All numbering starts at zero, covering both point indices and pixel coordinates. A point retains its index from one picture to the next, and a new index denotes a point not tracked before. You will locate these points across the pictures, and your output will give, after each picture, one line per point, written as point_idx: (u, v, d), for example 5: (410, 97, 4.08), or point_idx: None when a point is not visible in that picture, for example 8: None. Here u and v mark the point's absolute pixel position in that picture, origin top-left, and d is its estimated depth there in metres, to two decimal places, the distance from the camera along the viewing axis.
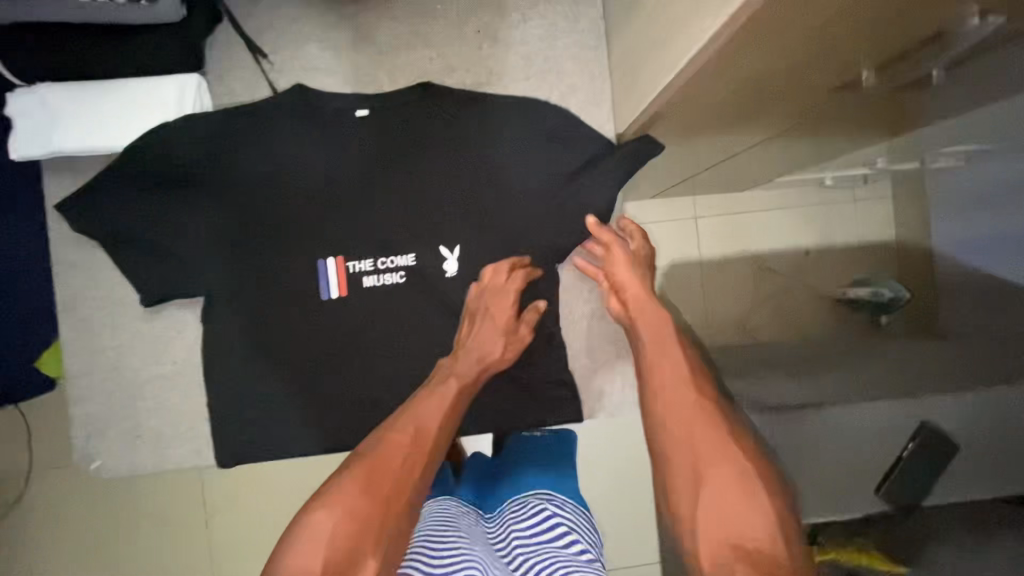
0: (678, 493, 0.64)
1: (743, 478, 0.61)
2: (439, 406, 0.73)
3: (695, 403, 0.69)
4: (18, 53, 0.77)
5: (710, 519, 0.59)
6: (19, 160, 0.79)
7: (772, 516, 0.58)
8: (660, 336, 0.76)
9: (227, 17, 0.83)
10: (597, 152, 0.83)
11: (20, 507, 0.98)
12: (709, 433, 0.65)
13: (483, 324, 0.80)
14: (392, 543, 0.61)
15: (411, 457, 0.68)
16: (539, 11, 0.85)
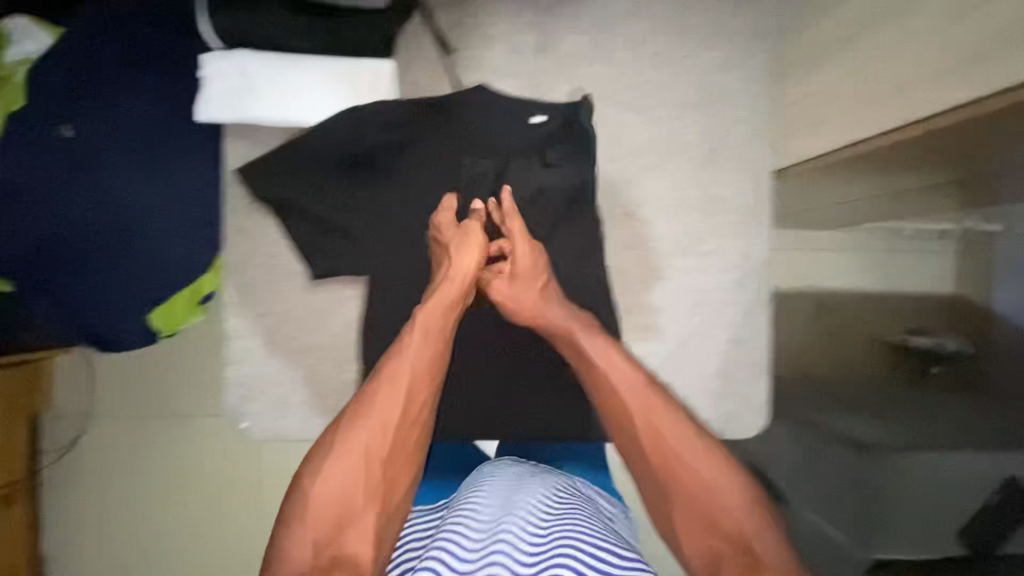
0: (658, 501, 0.66)
1: (717, 472, 0.66)
2: (414, 348, 0.73)
3: (634, 410, 0.70)
4: (222, 17, 0.77)
5: (690, 517, 0.63)
6: (207, 121, 0.81)
7: (739, 503, 0.64)
8: (592, 338, 0.78)
9: (421, 11, 0.84)
10: (749, 192, 0.89)
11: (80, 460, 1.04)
12: (656, 413, 0.70)
13: (448, 267, 0.79)
14: (385, 499, 0.62)
15: (391, 411, 0.67)
16: (717, 43, 0.88)
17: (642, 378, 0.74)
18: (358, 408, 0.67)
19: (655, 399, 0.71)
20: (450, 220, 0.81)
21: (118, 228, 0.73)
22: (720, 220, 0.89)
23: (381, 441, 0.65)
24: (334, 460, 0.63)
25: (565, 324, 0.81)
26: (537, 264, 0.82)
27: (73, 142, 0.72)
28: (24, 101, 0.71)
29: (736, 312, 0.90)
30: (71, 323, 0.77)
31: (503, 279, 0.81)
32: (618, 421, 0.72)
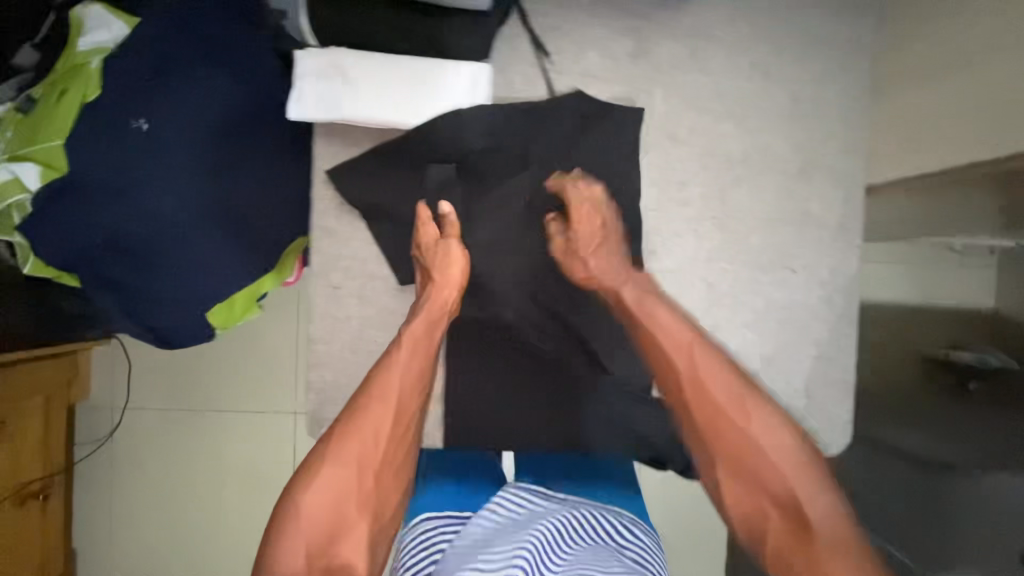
0: (709, 466, 0.73)
1: (767, 434, 0.71)
2: (402, 363, 0.77)
3: (684, 375, 0.74)
4: (329, 17, 0.78)
5: (744, 484, 0.70)
6: (300, 120, 0.79)
7: (792, 471, 0.69)
8: (644, 300, 0.78)
9: (518, 12, 0.82)
10: (843, 206, 0.87)
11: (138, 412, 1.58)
12: (710, 382, 0.73)
13: (432, 286, 0.80)
14: (377, 508, 0.71)
15: (381, 428, 0.74)
16: (815, 53, 0.86)
17: (693, 338, 0.76)
18: (348, 425, 0.73)
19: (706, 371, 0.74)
20: (428, 229, 0.81)
21: (176, 219, 0.93)
22: (813, 234, 0.87)
23: (374, 456, 0.72)
24: (325, 474, 0.70)
25: (619, 280, 0.80)
26: (593, 219, 0.81)
27: (145, 133, 0.91)
28: (96, 91, 0.91)
29: (824, 329, 0.88)
30: (126, 306, 0.98)
31: (559, 236, 0.83)
32: (668, 384, 0.76)
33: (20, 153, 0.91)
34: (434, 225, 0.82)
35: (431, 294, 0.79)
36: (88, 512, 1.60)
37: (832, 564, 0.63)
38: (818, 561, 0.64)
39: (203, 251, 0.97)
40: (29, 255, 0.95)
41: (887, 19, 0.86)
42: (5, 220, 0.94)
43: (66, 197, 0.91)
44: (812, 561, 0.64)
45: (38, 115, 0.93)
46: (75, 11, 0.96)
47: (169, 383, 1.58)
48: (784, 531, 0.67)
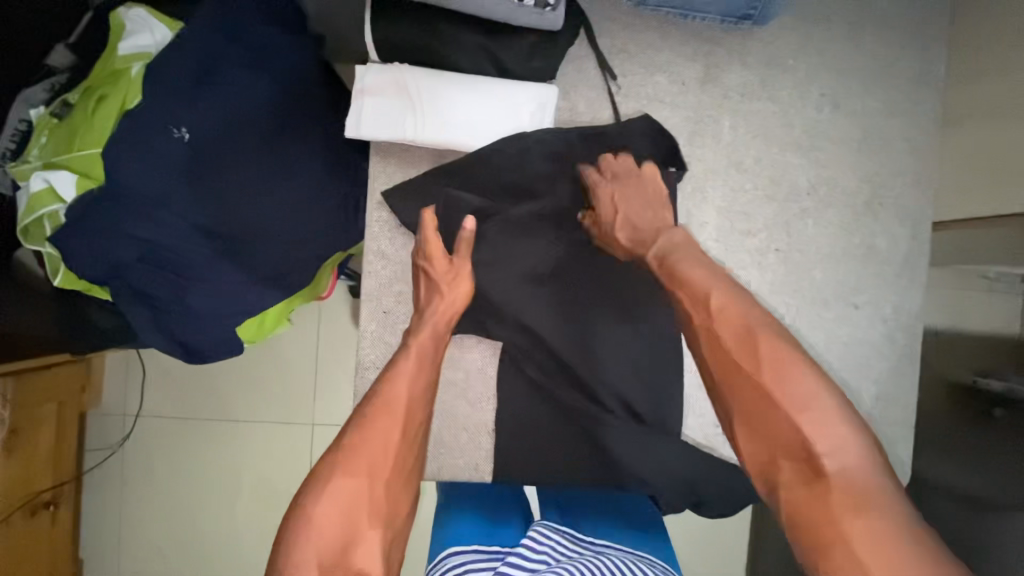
0: (724, 422, 0.64)
1: (782, 376, 0.59)
2: (410, 371, 0.73)
3: (698, 321, 0.68)
4: (391, 31, 0.74)
5: (751, 429, 0.60)
6: (359, 139, 0.75)
7: (808, 411, 0.57)
8: (671, 256, 0.72)
9: (587, 32, 0.79)
10: (907, 242, 0.85)
11: (163, 426, 1.52)
12: (721, 321, 0.65)
13: (438, 301, 0.76)
14: (388, 516, 0.65)
15: (390, 436, 0.68)
16: (885, 84, 0.84)
17: (711, 278, 0.68)
18: (357, 432, 0.68)
19: (710, 309, 0.66)
20: (440, 243, 0.76)
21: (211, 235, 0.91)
22: (876, 270, 0.85)
23: (383, 461, 0.67)
24: (337, 484, 0.64)
25: (649, 245, 0.76)
26: (621, 198, 0.77)
27: (187, 144, 0.88)
28: (136, 98, 0.88)
29: (886, 367, 0.86)
30: (159, 323, 0.94)
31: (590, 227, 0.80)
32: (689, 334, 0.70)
33: (55, 161, 0.88)
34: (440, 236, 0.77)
35: (436, 308, 0.75)
36: (97, 526, 1.52)
37: (848, 520, 0.50)
38: (832, 517, 0.51)
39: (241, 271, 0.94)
40: (59, 266, 0.91)
41: (959, 51, 0.83)
42: (36, 229, 0.90)
43: (101, 209, 0.86)
44: (827, 518, 0.51)
45: (75, 121, 0.89)
46: (115, 13, 0.92)
47: (181, 393, 1.52)
48: (797, 483, 0.55)
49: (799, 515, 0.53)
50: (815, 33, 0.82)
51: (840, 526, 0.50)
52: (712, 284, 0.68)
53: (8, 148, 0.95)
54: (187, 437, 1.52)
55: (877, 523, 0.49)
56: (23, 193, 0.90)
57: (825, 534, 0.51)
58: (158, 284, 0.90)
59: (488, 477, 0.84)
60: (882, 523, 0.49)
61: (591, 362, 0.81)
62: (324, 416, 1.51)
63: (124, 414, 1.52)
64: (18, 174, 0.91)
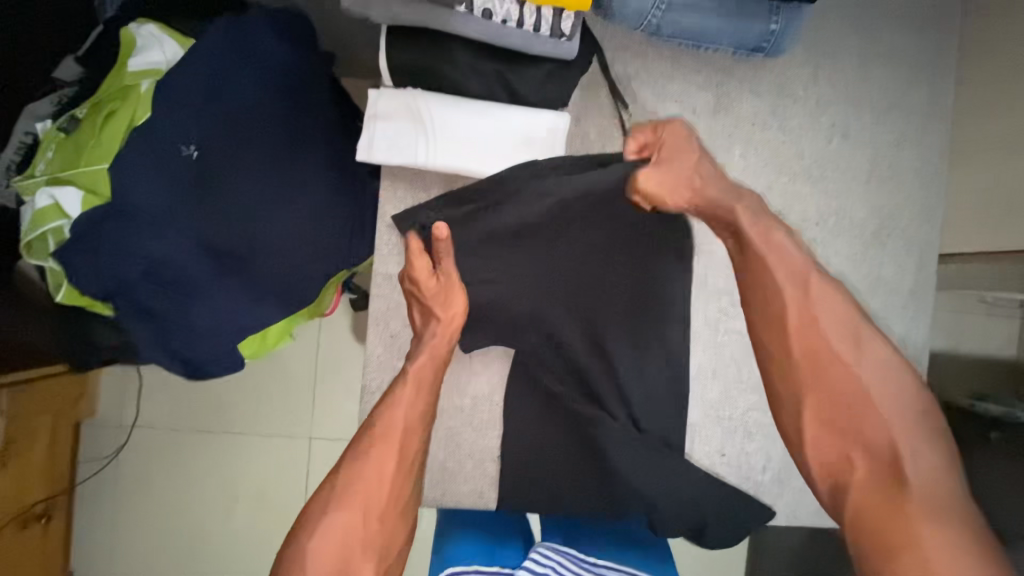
0: (788, 408, 0.64)
1: (876, 376, 0.60)
2: (407, 399, 0.71)
3: (789, 298, 0.65)
4: (405, 56, 0.75)
5: (829, 422, 0.60)
6: (370, 162, 0.75)
7: (897, 414, 0.59)
8: (760, 221, 0.69)
9: (600, 60, 0.79)
10: (913, 272, 0.86)
11: (158, 437, 1.50)
12: (823, 305, 0.63)
13: (435, 324, 0.74)
14: (382, 546, 0.65)
15: (384, 468, 0.67)
16: (894, 116, 0.85)
17: (807, 263, 0.66)
18: (352, 462, 0.67)
19: (807, 294, 0.64)
20: (425, 265, 0.75)
21: (216, 252, 0.90)
22: (883, 300, 0.85)
23: (378, 492, 0.66)
24: (330, 517, 0.64)
25: (732, 199, 0.70)
26: (683, 142, 0.72)
27: (195, 162, 0.88)
28: (145, 115, 0.87)
29: None
30: (162, 340, 0.92)
31: (650, 168, 0.71)
32: (763, 309, 0.67)
33: (61, 176, 0.87)
34: (426, 258, 0.75)
35: (434, 333, 0.75)
36: (89, 540, 1.49)
37: (923, 525, 0.53)
38: (907, 521, 0.53)
39: (245, 290, 0.93)
40: (62, 281, 0.90)
41: (967, 85, 0.84)
42: (39, 245, 0.90)
43: (107, 226, 0.85)
44: (900, 520, 0.54)
45: (82, 136, 0.88)
46: (126, 28, 0.92)
47: (177, 405, 1.50)
48: (871, 484, 0.57)
49: (870, 513, 0.56)
50: (826, 64, 0.83)
51: (916, 531, 0.53)
52: (809, 265, 0.66)
53: (14, 161, 0.95)
54: (182, 448, 1.50)
55: (952, 532, 0.52)
56: (28, 208, 0.89)
57: (897, 535, 0.53)
58: (161, 301, 0.90)
59: (492, 503, 0.83)
60: (959, 530, 0.52)
61: (600, 390, 0.80)
62: (322, 430, 1.50)
63: (118, 425, 1.50)
64: (23, 189, 0.90)
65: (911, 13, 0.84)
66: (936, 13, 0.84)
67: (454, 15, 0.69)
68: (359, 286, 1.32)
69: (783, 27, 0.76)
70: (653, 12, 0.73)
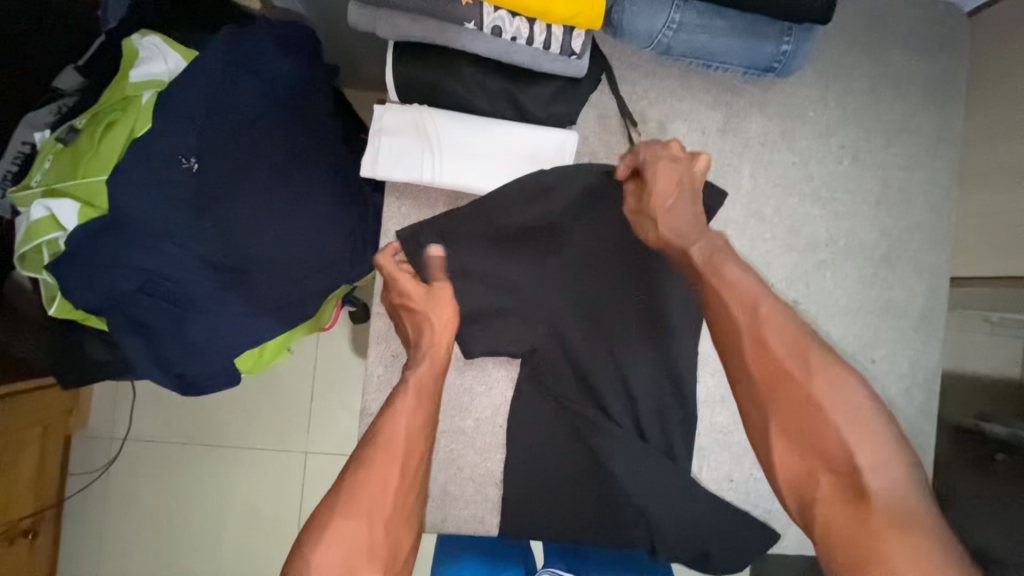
0: (755, 429, 0.62)
1: (834, 394, 0.58)
2: (410, 408, 0.70)
3: (739, 320, 0.63)
4: (412, 72, 0.74)
5: (791, 440, 0.59)
6: (373, 177, 0.74)
7: (853, 428, 0.57)
8: (713, 258, 0.68)
9: (609, 78, 0.78)
10: (925, 295, 0.84)
11: (150, 450, 1.47)
12: (771, 326, 0.62)
13: (432, 336, 0.73)
14: (388, 557, 0.62)
15: (389, 478, 0.65)
16: (904, 139, 0.84)
17: (758, 289, 0.64)
18: (356, 472, 0.65)
19: (758, 315, 0.63)
20: (412, 282, 0.74)
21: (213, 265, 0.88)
22: (895, 323, 0.84)
23: (382, 501, 0.64)
24: (335, 529, 0.61)
25: (689, 238, 0.70)
26: (672, 180, 0.72)
27: (196, 175, 0.87)
28: (145, 127, 0.86)
29: (903, 424, 0.83)
30: (158, 355, 0.90)
31: (634, 196, 0.74)
32: (720, 333, 0.65)
33: (58, 188, 0.85)
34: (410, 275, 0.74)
35: (432, 340, 0.73)
36: (76, 557, 1.45)
37: (891, 541, 0.52)
38: (876, 537, 0.52)
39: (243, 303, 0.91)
40: (56, 294, 0.88)
41: (977, 109, 0.83)
42: (34, 257, 0.87)
43: (104, 240, 0.84)
44: (868, 538, 0.53)
45: (81, 147, 0.86)
46: (128, 39, 0.90)
47: (170, 418, 1.48)
48: (837, 501, 0.56)
49: (838, 531, 0.55)
50: (836, 85, 0.82)
51: (884, 546, 0.52)
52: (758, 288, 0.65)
53: (10, 171, 0.93)
54: (174, 462, 1.47)
55: (922, 543, 0.51)
56: (23, 220, 0.88)
57: (868, 553, 0.52)
58: (158, 316, 0.88)
59: (493, 528, 0.80)
60: (922, 540, 0.52)
61: (607, 412, 0.78)
62: (318, 444, 1.47)
63: (109, 438, 1.46)
64: (18, 200, 0.88)
65: (920, 37, 0.84)
66: (944, 36, 0.84)
67: (462, 32, 0.68)
68: (358, 300, 1.31)
69: (794, 47, 0.75)
70: (663, 33, 0.73)
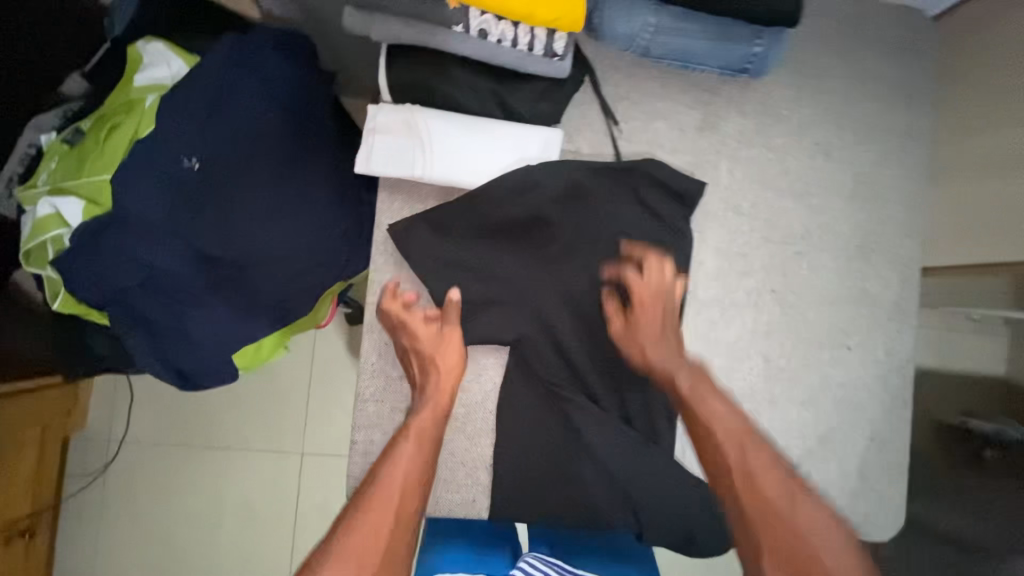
0: (744, 550, 0.64)
1: (813, 521, 0.62)
2: (409, 454, 0.71)
3: (726, 447, 0.67)
4: (404, 74, 0.78)
5: (778, 564, 0.61)
6: (368, 173, 0.77)
7: (831, 557, 0.60)
8: (699, 386, 0.72)
9: (592, 78, 0.82)
10: (899, 284, 0.88)
11: (147, 451, 1.48)
12: (754, 452, 0.67)
13: (436, 377, 0.76)
14: None
15: (382, 525, 0.66)
16: (874, 135, 0.88)
17: (743, 423, 0.69)
18: (352, 518, 0.66)
19: (742, 443, 0.67)
20: (420, 320, 0.78)
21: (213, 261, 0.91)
22: (870, 311, 0.87)
23: (374, 547, 0.64)
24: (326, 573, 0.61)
25: (676, 365, 0.75)
26: (655, 308, 0.78)
27: (197, 174, 0.90)
28: (149, 128, 0.90)
29: (879, 410, 0.86)
30: (157, 348, 0.93)
31: (620, 317, 0.79)
32: (710, 457, 0.68)
33: (64, 186, 0.88)
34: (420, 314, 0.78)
35: (437, 385, 0.76)
36: (72, 560, 1.45)
37: None
38: None
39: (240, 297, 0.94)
40: (60, 289, 0.91)
41: (942, 107, 0.88)
42: (39, 253, 0.91)
43: (108, 235, 0.87)
44: None
45: (85, 147, 0.90)
46: (133, 45, 0.94)
47: (168, 419, 1.49)
48: None
49: None
50: (808, 86, 0.87)
51: None
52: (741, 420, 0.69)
53: (17, 173, 0.96)
54: (171, 463, 1.48)
55: None
56: (29, 217, 0.91)
57: None
58: (159, 310, 0.91)
59: (484, 512, 0.82)
60: None
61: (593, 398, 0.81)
62: (314, 443, 1.49)
63: (107, 440, 1.48)
64: (25, 198, 0.92)
65: (890, 39, 0.88)
66: (911, 38, 0.88)
67: (451, 34, 0.72)
68: (353, 300, 1.34)
69: (766, 49, 0.79)
70: (641, 36, 0.77)
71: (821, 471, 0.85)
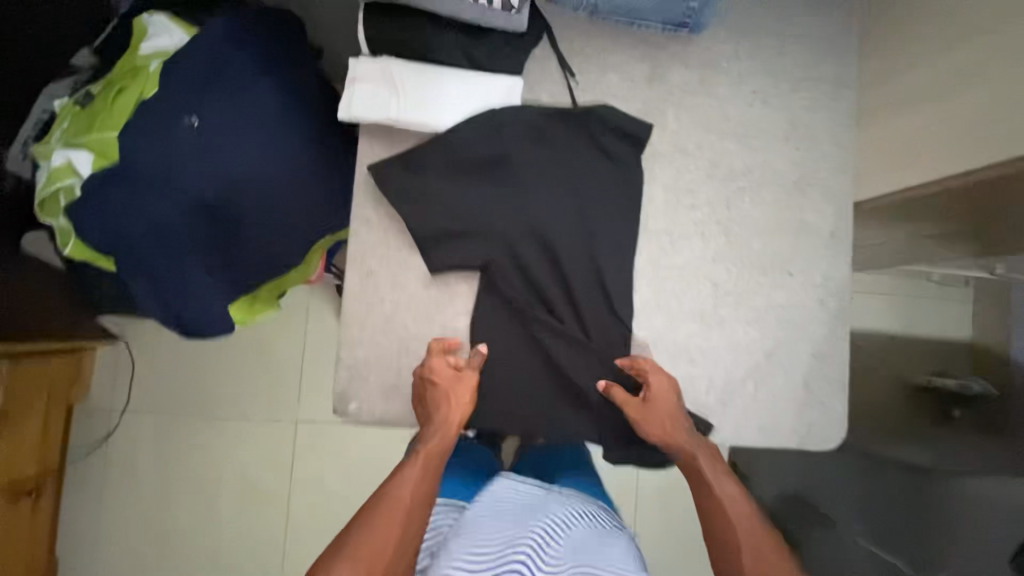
0: None
1: None
2: (415, 476, 0.79)
3: (730, 519, 0.79)
4: (381, 31, 0.87)
5: None
6: (351, 119, 0.86)
7: None
8: (707, 468, 0.84)
9: (549, 35, 0.92)
10: (834, 216, 0.97)
11: (148, 417, 1.55)
12: (748, 522, 0.79)
13: (446, 409, 0.84)
14: None
15: (391, 531, 0.72)
16: (806, 85, 0.98)
17: (744, 503, 0.81)
18: (364, 523, 0.73)
19: (744, 517, 0.79)
20: (437, 363, 0.86)
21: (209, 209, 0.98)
22: (808, 241, 0.96)
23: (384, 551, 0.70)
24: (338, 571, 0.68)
25: (690, 447, 0.85)
26: (667, 395, 0.86)
27: (195, 129, 0.97)
28: (153, 89, 1.00)
29: (821, 329, 0.94)
30: (158, 290, 1.01)
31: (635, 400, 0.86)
32: (718, 528, 0.79)
33: (77, 141, 0.98)
34: (437, 359, 0.86)
35: (446, 415, 0.84)
36: (77, 523, 1.52)
37: None
38: None
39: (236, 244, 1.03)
40: (71, 235, 1.00)
41: (865, 59, 0.98)
42: (53, 202, 1.00)
43: (114, 185, 0.95)
44: None
45: (97, 107, 1.00)
46: (140, 18, 1.05)
47: (168, 386, 1.56)
48: None
49: None
50: (745, 40, 0.97)
51: None
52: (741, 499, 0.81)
53: (30, 136, 1.07)
54: (172, 428, 1.55)
55: None
56: (44, 169, 1.00)
57: None
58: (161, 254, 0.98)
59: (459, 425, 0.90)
60: None
61: (555, 319, 0.89)
62: (308, 408, 1.56)
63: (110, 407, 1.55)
64: (40, 154, 1.01)
65: None
66: None
67: None
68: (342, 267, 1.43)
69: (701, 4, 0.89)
70: None
71: (766, 384, 0.93)
